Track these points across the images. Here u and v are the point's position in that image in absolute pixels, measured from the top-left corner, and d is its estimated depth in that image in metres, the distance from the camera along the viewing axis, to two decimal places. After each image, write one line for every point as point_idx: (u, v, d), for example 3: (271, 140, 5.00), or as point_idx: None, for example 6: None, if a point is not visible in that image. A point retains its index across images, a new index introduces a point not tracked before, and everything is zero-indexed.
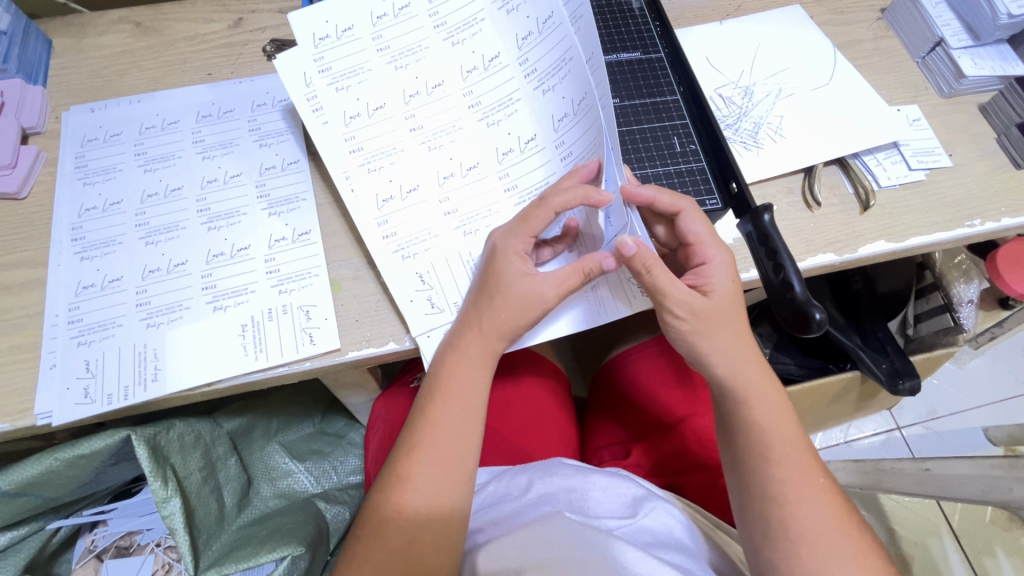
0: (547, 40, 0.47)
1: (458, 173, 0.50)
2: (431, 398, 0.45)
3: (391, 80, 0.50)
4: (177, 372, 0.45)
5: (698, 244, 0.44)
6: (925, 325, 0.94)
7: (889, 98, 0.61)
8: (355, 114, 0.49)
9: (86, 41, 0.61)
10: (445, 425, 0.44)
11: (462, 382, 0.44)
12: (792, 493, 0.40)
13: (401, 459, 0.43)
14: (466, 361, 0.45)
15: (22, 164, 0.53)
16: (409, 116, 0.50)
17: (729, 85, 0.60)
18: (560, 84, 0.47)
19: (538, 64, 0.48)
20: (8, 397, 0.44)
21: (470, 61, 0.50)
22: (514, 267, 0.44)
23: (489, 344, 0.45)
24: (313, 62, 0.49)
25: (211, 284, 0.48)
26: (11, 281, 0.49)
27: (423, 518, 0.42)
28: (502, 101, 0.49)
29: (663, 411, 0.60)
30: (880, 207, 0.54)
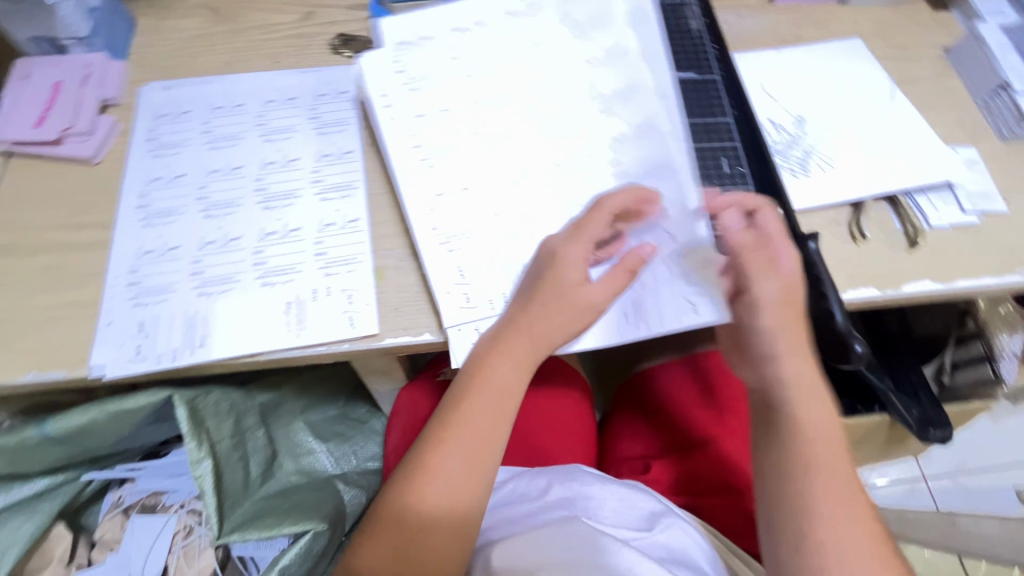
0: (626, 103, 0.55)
1: (511, 180, 0.52)
2: (468, 391, 0.45)
3: (463, 97, 0.55)
4: (224, 339, 0.47)
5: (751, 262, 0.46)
6: (962, 375, 0.92)
7: (947, 137, 0.60)
8: (426, 119, 0.54)
9: (166, 22, 0.65)
10: (478, 422, 0.44)
11: (499, 383, 0.45)
12: (834, 524, 0.37)
13: (429, 449, 0.44)
14: (506, 361, 0.45)
15: (99, 132, 0.56)
16: (473, 128, 0.53)
17: (779, 112, 0.59)
18: (631, 130, 0.54)
19: (611, 109, 0.54)
20: (67, 347, 0.47)
21: (547, 94, 0.55)
22: (568, 271, 0.46)
23: (534, 348, 0.45)
24: (397, 76, 0.55)
25: (261, 260, 0.51)
26: (79, 240, 0.52)
27: (444, 509, 0.43)
28: (572, 131, 0.53)
29: (688, 431, 0.60)
30: (929, 246, 0.53)
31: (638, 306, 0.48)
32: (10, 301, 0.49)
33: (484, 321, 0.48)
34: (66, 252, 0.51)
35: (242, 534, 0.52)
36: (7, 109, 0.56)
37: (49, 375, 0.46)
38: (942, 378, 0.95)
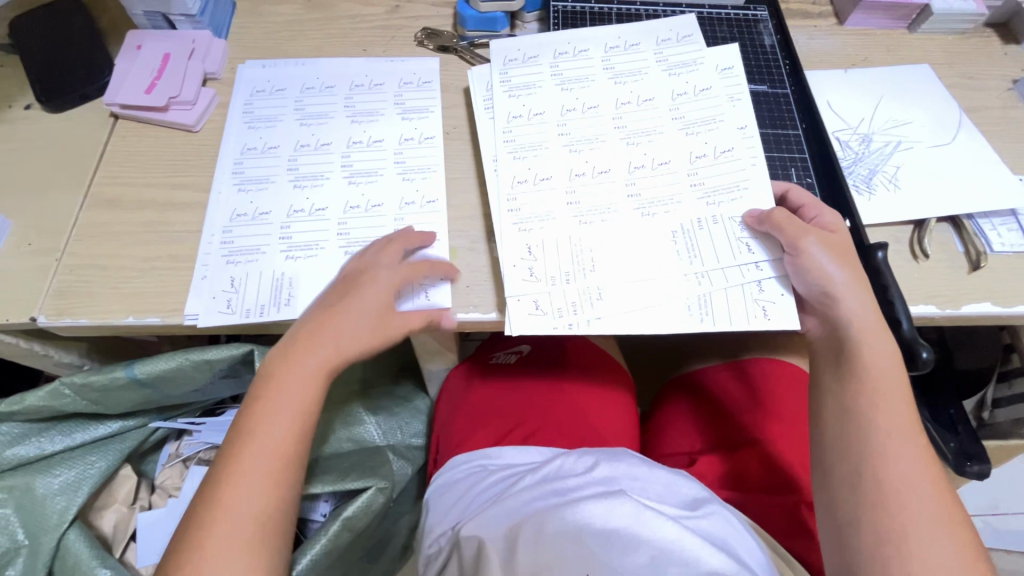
0: (701, 111, 0.56)
1: (589, 173, 0.54)
2: (259, 407, 0.43)
3: (556, 96, 0.58)
4: (307, 298, 0.50)
5: (822, 232, 0.49)
6: (1003, 412, 0.91)
7: (1014, 166, 0.60)
8: (518, 115, 0.57)
9: (264, 7, 0.69)
10: (270, 438, 0.42)
11: (292, 394, 0.44)
12: (909, 522, 0.40)
13: (223, 474, 0.41)
14: (294, 371, 0.44)
15: (201, 103, 0.60)
16: (560, 124, 0.57)
17: (847, 130, 0.61)
18: (705, 134, 0.55)
19: (687, 116, 0.56)
20: (164, 296, 0.51)
21: (627, 98, 0.58)
22: (367, 285, 0.47)
23: (316, 359, 0.45)
24: (500, 71, 0.59)
25: (345, 231, 0.54)
26: (177, 199, 0.56)
27: (241, 538, 0.39)
28: (649, 134, 0.56)
29: (738, 429, 0.62)
30: (990, 269, 0.54)
31: (710, 301, 0.48)
32: (114, 250, 0.53)
33: (543, 295, 0.49)
34: (165, 210, 0.55)
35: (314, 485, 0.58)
36: (120, 76, 0.61)
37: (145, 319, 0.50)
38: (981, 414, 0.95)
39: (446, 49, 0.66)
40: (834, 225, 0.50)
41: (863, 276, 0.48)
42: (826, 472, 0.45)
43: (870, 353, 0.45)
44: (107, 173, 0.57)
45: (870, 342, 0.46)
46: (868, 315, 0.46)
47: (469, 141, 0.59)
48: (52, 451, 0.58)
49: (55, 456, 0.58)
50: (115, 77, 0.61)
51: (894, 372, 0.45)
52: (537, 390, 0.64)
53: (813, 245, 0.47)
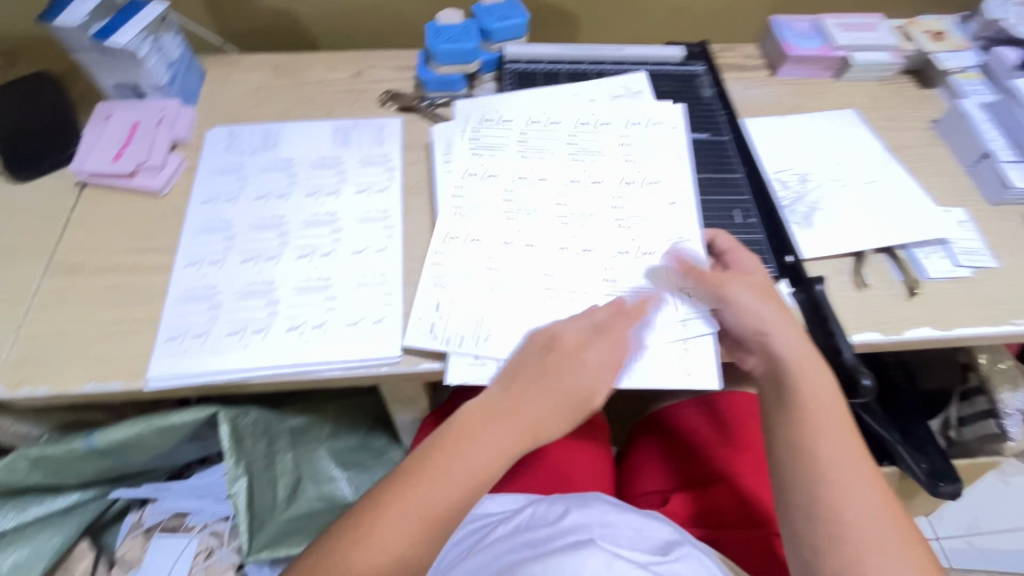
0: (642, 187, 0.59)
1: (515, 244, 0.56)
2: (427, 464, 0.42)
3: (511, 160, 0.61)
4: (265, 354, 0.51)
5: (742, 276, 0.52)
6: (969, 430, 0.95)
7: (940, 199, 0.65)
8: (474, 173, 0.60)
9: (233, 75, 0.73)
10: (439, 499, 0.41)
11: (476, 460, 0.43)
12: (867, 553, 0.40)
13: (373, 523, 0.40)
14: (497, 426, 0.44)
15: (168, 168, 0.62)
16: (508, 190, 0.59)
17: (787, 170, 0.66)
18: (639, 213, 0.58)
19: (626, 197, 0.59)
20: (127, 360, 0.51)
21: (576, 176, 0.60)
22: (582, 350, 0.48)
23: (519, 428, 0.44)
24: (460, 134, 0.63)
25: (307, 286, 0.55)
26: (143, 262, 0.56)
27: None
28: (585, 206, 0.58)
29: (711, 463, 0.63)
30: (926, 295, 0.58)
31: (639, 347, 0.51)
32: (75, 317, 0.53)
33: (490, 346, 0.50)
34: (131, 273, 0.56)
35: (269, 551, 0.58)
36: (89, 147, 0.63)
37: (106, 386, 0.49)
38: (948, 434, 0.98)
39: (408, 109, 0.69)
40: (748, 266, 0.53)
41: (788, 311, 0.51)
42: (785, 507, 0.45)
43: (806, 386, 0.47)
44: (72, 240, 0.58)
45: (807, 377, 0.47)
46: (795, 344, 0.49)
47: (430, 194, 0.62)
48: (4, 529, 0.56)
49: (7, 535, 0.56)
50: (84, 148, 0.63)
51: (834, 405, 0.47)
52: None
53: (737, 290, 0.51)
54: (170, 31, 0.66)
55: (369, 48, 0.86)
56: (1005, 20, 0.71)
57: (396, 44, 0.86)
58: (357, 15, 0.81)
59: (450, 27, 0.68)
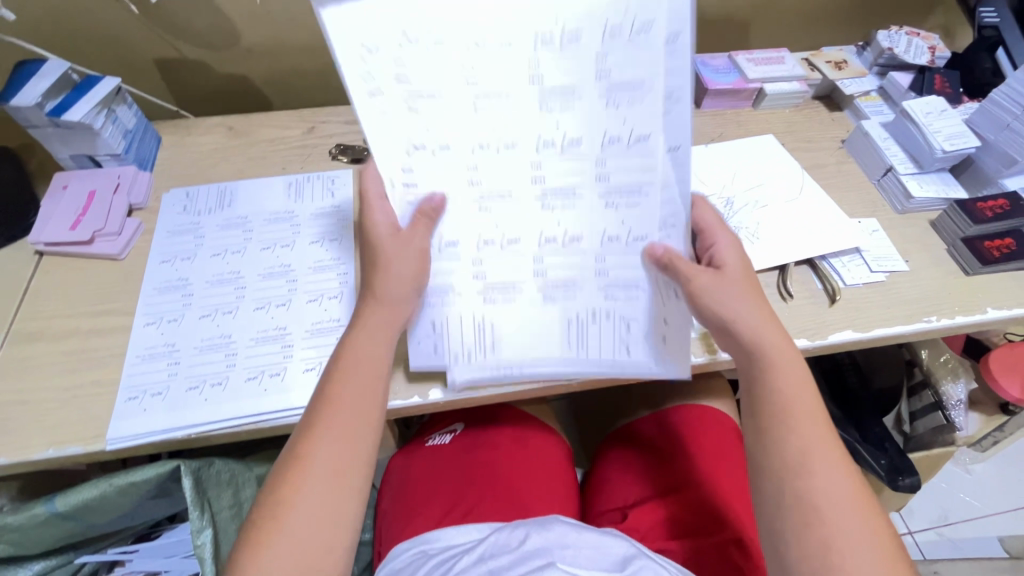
0: (625, 145, 0.50)
1: (497, 241, 0.52)
2: (319, 414, 0.46)
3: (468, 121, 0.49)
4: (225, 406, 0.52)
5: (717, 273, 0.50)
6: (921, 423, 1.00)
7: (852, 212, 0.71)
8: (419, 145, 0.50)
9: (188, 138, 0.76)
10: (350, 402, 0.46)
11: (356, 365, 0.48)
12: (835, 539, 0.41)
13: (300, 438, 0.45)
14: (362, 347, 0.49)
15: (126, 233, 0.64)
16: (470, 166, 0.50)
17: (712, 195, 0.71)
18: (625, 182, 0.51)
19: (609, 155, 0.50)
20: (87, 423, 0.52)
21: (551, 134, 0.50)
22: (378, 236, 0.51)
23: (386, 321, 0.50)
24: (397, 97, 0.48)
25: (266, 336, 0.57)
26: (102, 325, 0.58)
27: (325, 488, 0.43)
28: (563, 177, 0.51)
29: (673, 476, 0.65)
30: (846, 301, 0.62)
31: (586, 337, 0.53)
32: (34, 384, 0.54)
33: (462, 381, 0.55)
34: (91, 336, 0.57)
35: None
36: (47, 217, 0.65)
37: (66, 450, 0.50)
38: (903, 428, 1.03)
39: (359, 160, 0.73)
40: (727, 258, 0.52)
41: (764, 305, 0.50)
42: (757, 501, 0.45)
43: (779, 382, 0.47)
44: (30, 309, 0.59)
45: (781, 368, 0.48)
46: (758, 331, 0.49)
47: None
48: None
49: None
50: (42, 218, 0.65)
51: (808, 394, 0.47)
52: (472, 463, 0.66)
53: (707, 290, 0.49)
54: (124, 102, 0.69)
55: (322, 104, 0.91)
56: (893, 48, 0.79)
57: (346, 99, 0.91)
58: (308, 75, 0.86)
59: None
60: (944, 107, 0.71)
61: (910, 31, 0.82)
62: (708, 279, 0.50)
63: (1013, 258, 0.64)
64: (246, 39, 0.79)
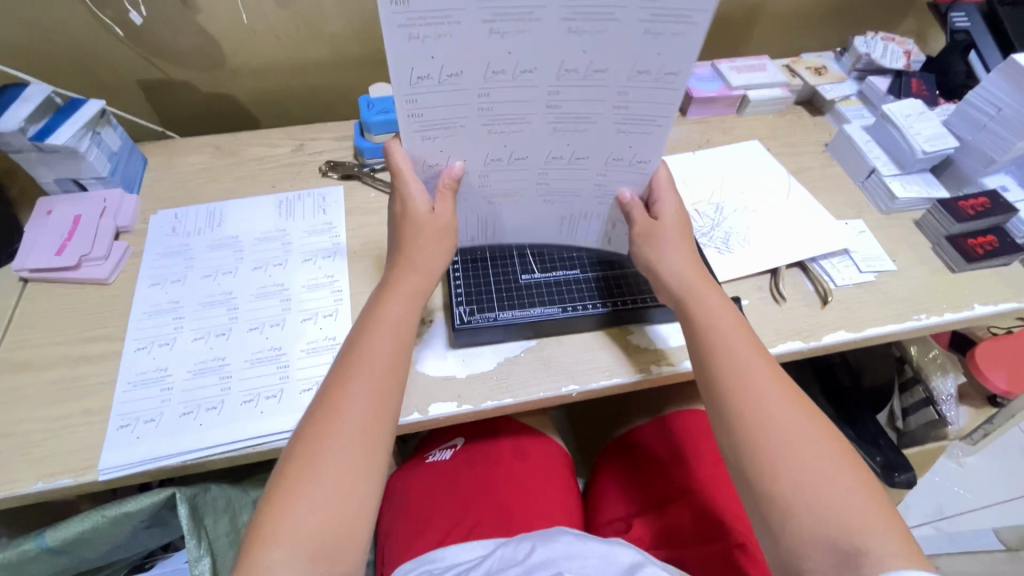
0: (653, 78, 0.48)
1: (504, 158, 0.54)
2: (352, 362, 0.48)
3: (482, 48, 0.45)
4: (221, 430, 0.51)
5: (664, 228, 0.57)
6: (913, 418, 1.01)
7: (838, 214, 0.72)
8: (426, 73, 0.46)
9: (175, 159, 0.75)
10: (378, 350, 0.49)
11: (386, 328, 0.50)
12: (795, 462, 0.45)
13: (334, 389, 0.47)
14: (392, 302, 0.52)
15: (114, 256, 0.63)
16: (482, 93, 0.48)
17: (703, 202, 0.72)
18: (640, 112, 0.50)
19: (632, 88, 0.48)
20: (76, 454, 0.50)
21: (574, 62, 0.47)
22: (416, 211, 0.53)
23: (419, 286, 0.53)
24: (398, 22, 0.42)
25: (261, 356, 0.56)
26: (92, 352, 0.57)
27: (355, 440, 0.44)
28: (580, 104, 0.50)
29: (675, 483, 0.64)
30: (838, 302, 0.63)
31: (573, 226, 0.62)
32: (21, 415, 0.52)
33: (465, 394, 0.55)
34: (79, 364, 0.56)
35: None
36: (31, 244, 0.63)
37: (57, 482, 0.49)
38: (896, 425, 1.04)
39: (350, 178, 0.73)
40: (664, 211, 0.57)
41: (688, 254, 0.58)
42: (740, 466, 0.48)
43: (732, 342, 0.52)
44: (15, 338, 0.58)
45: (717, 316, 0.54)
46: (685, 280, 0.56)
47: (372, 258, 0.65)
48: None
49: None
50: (26, 246, 0.63)
51: (742, 337, 0.52)
52: (473, 478, 0.65)
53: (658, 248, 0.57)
54: (110, 124, 0.68)
55: (310, 120, 0.91)
56: (870, 54, 0.81)
57: (334, 114, 0.91)
58: (295, 92, 0.86)
59: (382, 99, 0.73)
60: (922, 109, 0.73)
61: (886, 36, 0.84)
62: (651, 240, 0.57)
63: (996, 254, 0.65)
64: (232, 59, 0.79)
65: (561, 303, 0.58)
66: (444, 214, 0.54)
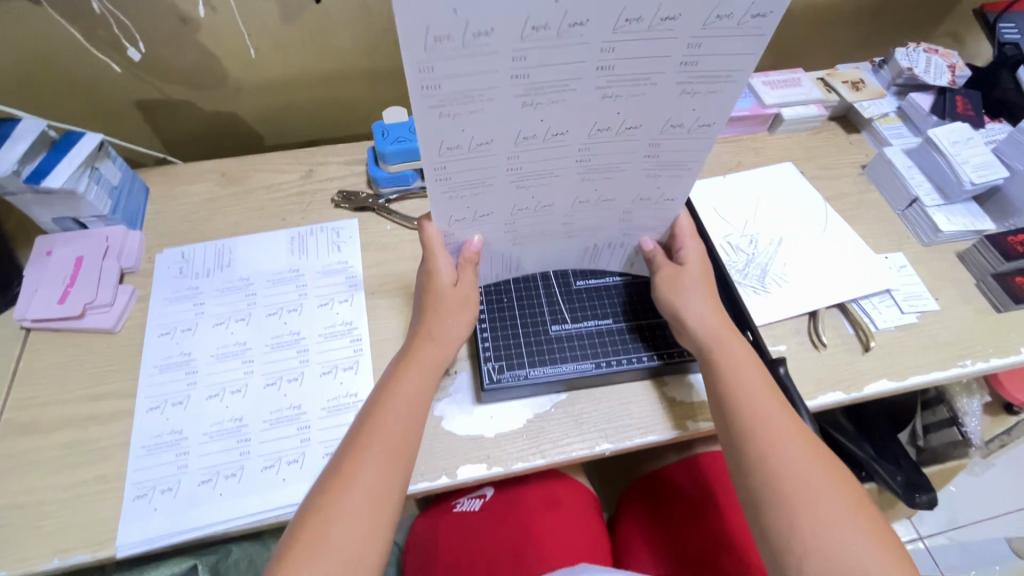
0: (688, 130, 0.44)
1: (530, 208, 0.50)
2: (365, 434, 0.46)
3: (514, 118, 0.40)
4: (243, 501, 0.49)
5: (686, 272, 0.54)
6: (935, 436, 1.00)
7: (877, 246, 0.69)
8: (453, 145, 0.41)
9: (179, 188, 0.71)
10: (392, 424, 0.46)
11: (403, 400, 0.48)
12: (824, 537, 0.41)
13: (347, 460, 0.45)
14: (411, 373, 0.49)
15: (119, 303, 0.60)
16: (511, 157, 0.43)
17: (736, 234, 0.68)
18: (673, 159, 0.47)
19: (665, 140, 0.45)
20: (91, 527, 0.48)
21: (608, 122, 0.42)
22: (438, 285, 0.52)
23: (435, 356, 0.51)
24: (426, 101, 0.37)
25: (278, 415, 0.54)
26: (102, 411, 0.54)
27: (360, 521, 0.42)
28: (612, 157, 0.46)
29: (710, 536, 0.62)
30: (879, 347, 0.60)
31: (598, 254, 0.60)
32: (32, 483, 0.50)
33: (494, 455, 0.53)
34: (89, 425, 0.53)
35: None
36: (33, 290, 0.60)
37: (73, 559, 0.47)
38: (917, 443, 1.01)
39: (364, 209, 0.70)
40: (691, 257, 0.55)
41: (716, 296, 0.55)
42: None
43: (758, 399, 0.48)
44: (21, 395, 0.55)
45: (742, 363, 0.50)
46: (710, 325, 0.52)
47: (391, 302, 0.62)
48: None
49: None
50: (28, 292, 0.60)
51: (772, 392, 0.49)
52: (504, 535, 0.63)
53: (686, 293, 0.54)
54: (109, 157, 0.64)
55: (317, 136, 0.86)
56: (913, 68, 0.76)
57: (344, 130, 0.87)
58: (302, 109, 0.81)
59: (397, 126, 0.68)
60: (970, 135, 0.69)
61: (929, 48, 0.79)
62: (672, 287, 0.55)
63: None
64: (235, 78, 0.74)
65: (594, 358, 0.56)
66: (469, 288, 0.53)
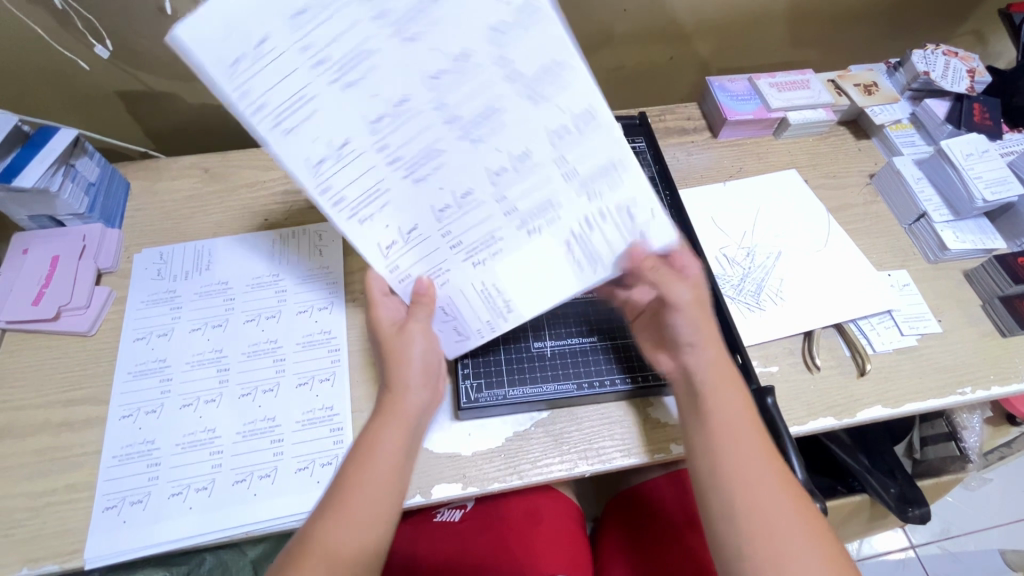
0: (523, 29, 0.41)
1: (453, 201, 0.45)
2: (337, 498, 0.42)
3: (344, 104, 0.41)
4: (212, 515, 0.48)
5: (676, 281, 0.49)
6: (931, 450, 0.98)
7: (879, 262, 0.66)
8: (318, 157, 0.42)
9: (161, 183, 0.69)
10: (363, 488, 0.42)
11: (378, 460, 0.44)
12: None
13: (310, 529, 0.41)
14: (387, 427, 0.45)
15: (95, 305, 0.59)
16: (382, 143, 0.42)
17: (732, 246, 0.66)
18: (539, 68, 0.42)
19: (516, 51, 0.41)
20: (61, 536, 0.48)
21: (442, 70, 0.41)
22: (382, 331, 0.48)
23: (413, 411, 0.47)
24: (263, 124, 0.40)
25: (252, 426, 0.53)
26: (76, 417, 0.53)
27: None
28: (480, 103, 0.42)
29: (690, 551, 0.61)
30: (876, 370, 0.58)
31: (585, 242, 0.47)
32: (3, 490, 0.50)
33: (470, 475, 0.52)
34: (60, 431, 0.53)
35: None
36: (8, 289, 0.59)
37: (42, 568, 0.46)
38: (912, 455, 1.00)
39: None
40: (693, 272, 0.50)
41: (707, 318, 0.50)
42: None
43: (737, 441, 0.44)
44: None
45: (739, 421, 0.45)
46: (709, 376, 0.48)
47: None
48: None
49: None
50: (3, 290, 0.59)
51: (745, 425, 0.45)
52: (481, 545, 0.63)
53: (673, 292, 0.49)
54: (86, 152, 0.62)
55: None
56: (929, 73, 0.72)
57: None
58: None
59: None
60: (985, 147, 0.65)
61: (948, 51, 0.75)
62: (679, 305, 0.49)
63: None
64: None
65: (576, 378, 0.55)
66: (409, 338, 0.47)
